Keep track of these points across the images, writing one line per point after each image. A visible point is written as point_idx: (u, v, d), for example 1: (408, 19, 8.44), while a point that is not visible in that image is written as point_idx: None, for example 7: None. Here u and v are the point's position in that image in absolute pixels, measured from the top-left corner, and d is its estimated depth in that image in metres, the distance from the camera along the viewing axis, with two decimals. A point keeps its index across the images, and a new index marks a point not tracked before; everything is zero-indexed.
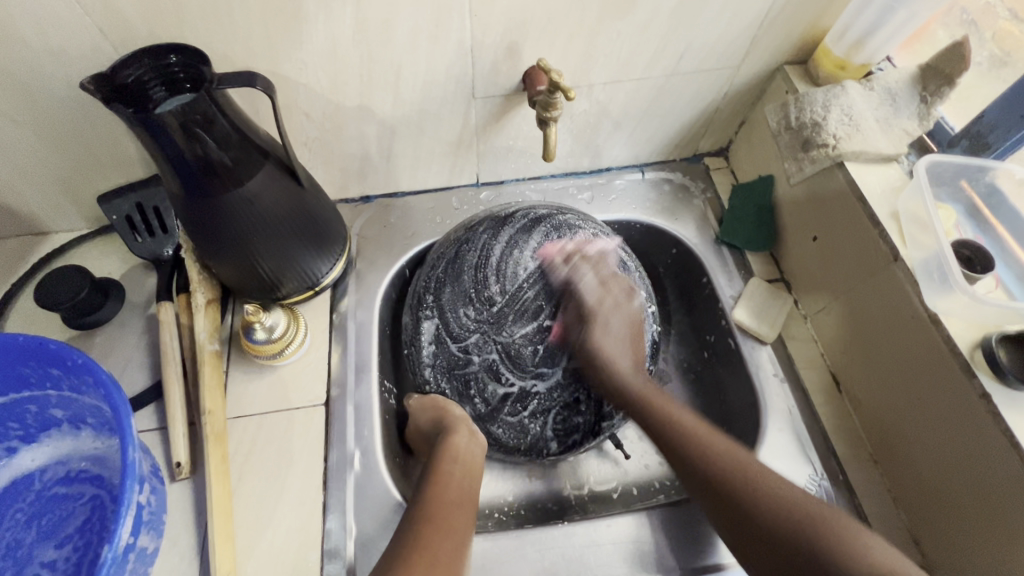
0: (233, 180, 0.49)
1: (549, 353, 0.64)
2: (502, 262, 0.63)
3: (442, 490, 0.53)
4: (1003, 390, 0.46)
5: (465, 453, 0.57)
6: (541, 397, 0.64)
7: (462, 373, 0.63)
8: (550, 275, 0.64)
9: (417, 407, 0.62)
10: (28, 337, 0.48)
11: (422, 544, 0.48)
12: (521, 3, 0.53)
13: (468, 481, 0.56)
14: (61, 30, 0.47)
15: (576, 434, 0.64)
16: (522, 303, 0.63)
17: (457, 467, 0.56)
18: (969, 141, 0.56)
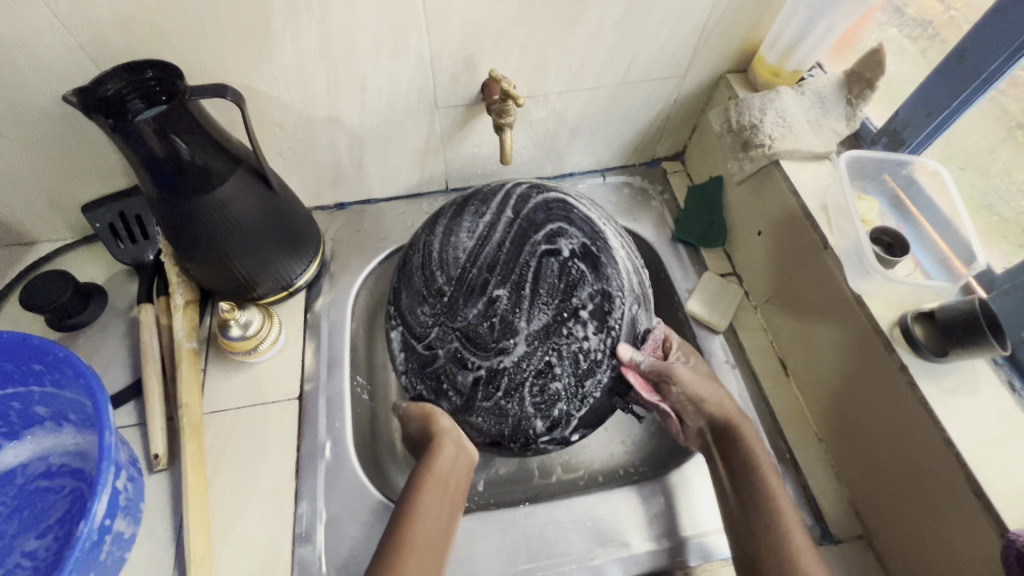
0: (207, 185, 0.53)
1: (504, 324, 0.56)
2: (442, 251, 0.59)
3: (410, 526, 0.51)
4: (918, 361, 0.50)
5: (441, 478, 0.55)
6: (507, 371, 0.56)
7: (432, 371, 0.59)
8: (487, 246, 0.58)
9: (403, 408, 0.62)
10: (12, 334, 0.51)
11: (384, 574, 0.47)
12: (473, 19, 0.58)
13: (436, 510, 0.54)
14: (45, 49, 0.51)
15: (560, 404, 0.56)
16: (468, 284, 0.57)
17: (431, 487, 0.55)
18: (889, 138, 0.62)
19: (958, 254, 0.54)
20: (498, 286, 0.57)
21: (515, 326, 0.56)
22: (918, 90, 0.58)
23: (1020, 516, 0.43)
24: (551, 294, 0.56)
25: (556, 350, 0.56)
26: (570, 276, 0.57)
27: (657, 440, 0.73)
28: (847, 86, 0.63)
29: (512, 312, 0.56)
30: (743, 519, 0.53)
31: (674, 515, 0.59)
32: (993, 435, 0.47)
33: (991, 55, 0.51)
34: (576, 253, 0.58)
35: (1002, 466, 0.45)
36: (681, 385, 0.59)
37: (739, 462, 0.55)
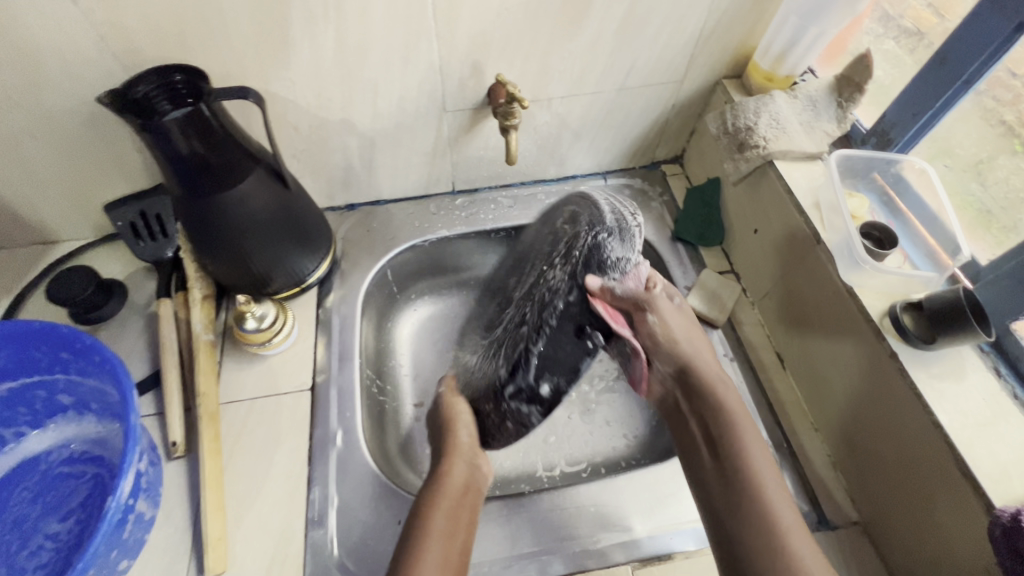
0: (227, 181, 0.56)
1: (509, 300, 0.69)
2: (492, 283, 0.79)
3: (424, 523, 0.48)
4: (907, 349, 0.53)
5: (456, 483, 0.53)
6: (503, 330, 0.66)
7: (464, 369, 0.71)
8: (514, 260, 0.75)
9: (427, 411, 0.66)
10: (42, 323, 0.54)
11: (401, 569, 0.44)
12: (481, 27, 0.61)
13: (451, 512, 0.50)
14: (78, 54, 0.54)
15: (524, 343, 0.61)
16: (499, 290, 0.75)
17: (449, 492, 0.52)
18: (877, 138, 0.66)
19: (945, 248, 0.57)
20: (515, 277, 0.71)
21: (514, 298, 0.68)
22: (903, 92, 0.61)
23: (1006, 493, 0.45)
24: (541, 258, 0.66)
25: (533, 299, 0.63)
26: (558, 236, 0.65)
27: (657, 434, 0.75)
28: (838, 90, 0.66)
29: (515, 289, 0.69)
30: (723, 497, 0.50)
31: (673, 502, 0.61)
32: (980, 418, 0.49)
33: (971, 58, 0.54)
34: (567, 218, 0.65)
35: (988, 448, 0.47)
36: (658, 315, 0.59)
37: (718, 431, 0.54)
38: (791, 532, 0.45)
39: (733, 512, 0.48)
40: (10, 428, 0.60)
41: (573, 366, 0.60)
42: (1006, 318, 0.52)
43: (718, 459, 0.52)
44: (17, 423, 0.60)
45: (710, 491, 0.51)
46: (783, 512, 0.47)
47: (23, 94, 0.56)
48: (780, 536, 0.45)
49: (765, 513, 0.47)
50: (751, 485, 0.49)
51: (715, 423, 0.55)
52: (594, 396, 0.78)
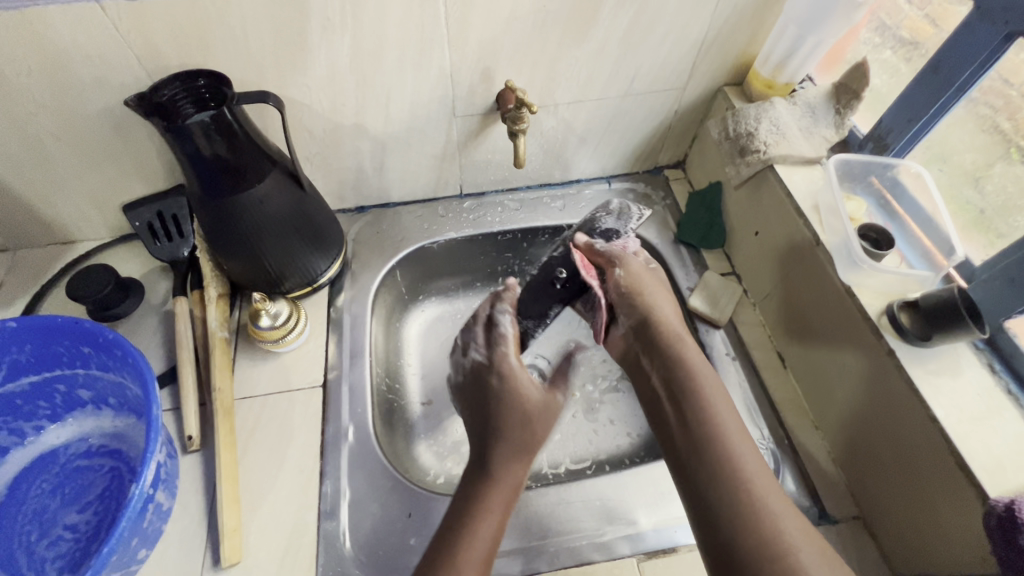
0: (246, 182, 0.58)
1: None
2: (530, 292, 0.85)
3: (467, 547, 0.46)
4: (904, 346, 0.54)
5: (507, 488, 0.50)
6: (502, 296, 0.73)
7: None
8: None
9: (491, 361, 0.58)
10: (66, 318, 0.56)
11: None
12: (491, 35, 0.63)
13: (496, 529, 0.48)
14: (105, 60, 0.56)
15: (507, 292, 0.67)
16: None
17: (500, 496, 0.49)
18: (874, 143, 0.68)
19: (940, 249, 0.59)
20: None
21: None
22: (899, 98, 0.64)
23: (1001, 484, 0.46)
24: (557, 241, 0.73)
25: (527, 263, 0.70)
26: None
27: None
28: (835, 98, 0.69)
29: None
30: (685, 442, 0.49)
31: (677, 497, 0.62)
32: (975, 411, 0.51)
33: (962, 65, 0.56)
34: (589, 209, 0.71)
35: (983, 441, 0.49)
36: (625, 268, 0.61)
37: (674, 377, 0.53)
38: (756, 480, 0.45)
39: (697, 458, 0.47)
40: (30, 422, 0.62)
41: (538, 312, 0.64)
42: (1001, 316, 0.53)
43: (680, 414, 0.51)
44: (37, 417, 0.62)
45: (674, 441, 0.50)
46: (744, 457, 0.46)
47: (51, 97, 0.58)
48: (752, 497, 0.44)
49: (730, 470, 0.46)
50: (716, 443, 0.47)
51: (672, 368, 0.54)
52: (598, 396, 0.80)
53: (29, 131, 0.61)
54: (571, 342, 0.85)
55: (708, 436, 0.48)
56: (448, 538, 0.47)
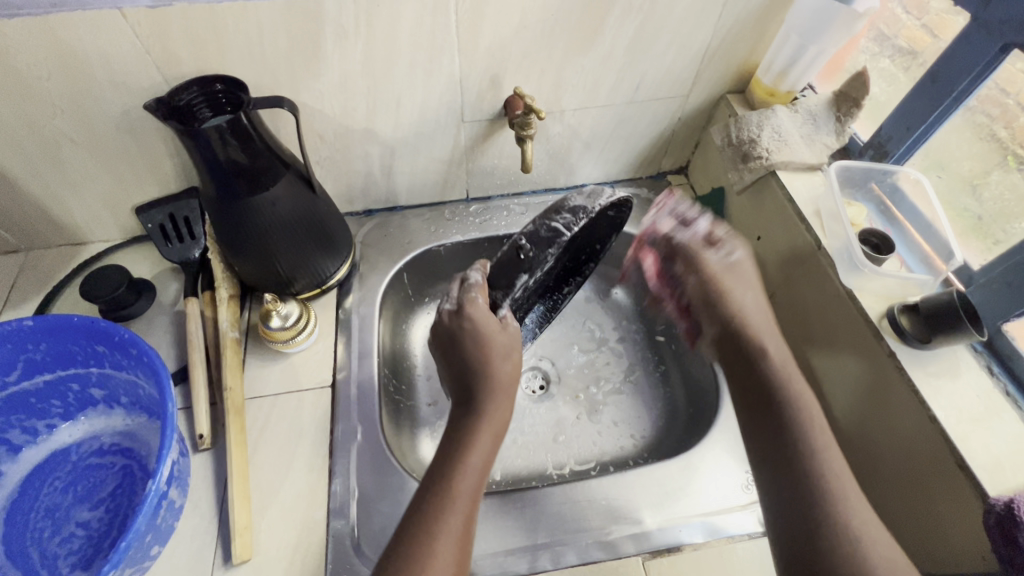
0: (260, 185, 0.59)
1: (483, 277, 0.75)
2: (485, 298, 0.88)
3: (459, 477, 0.49)
4: (904, 348, 0.56)
5: (495, 427, 0.54)
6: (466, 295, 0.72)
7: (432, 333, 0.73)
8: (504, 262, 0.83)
9: (461, 308, 0.59)
10: (82, 318, 0.57)
11: (427, 526, 0.45)
12: (500, 43, 0.65)
13: (483, 461, 0.51)
14: (124, 65, 0.57)
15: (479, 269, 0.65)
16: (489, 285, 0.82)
17: (489, 427, 0.53)
18: (874, 150, 0.70)
19: (939, 254, 0.60)
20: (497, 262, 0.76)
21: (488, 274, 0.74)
22: (898, 107, 0.65)
23: (1000, 484, 0.47)
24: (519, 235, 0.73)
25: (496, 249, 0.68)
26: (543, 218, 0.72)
27: (664, 433, 0.77)
28: (836, 106, 0.70)
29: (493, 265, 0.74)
30: (773, 438, 0.51)
31: (682, 497, 0.63)
32: (974, 412, 0.52)
33: (959, 75, 0.58)
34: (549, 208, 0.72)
35: (983, 441, 0.50)
36: (705, 274, 0.61)
37: (759, 374, 0.55)
38: (841, 476, 0.47)
39: (779, 451, 0.50)
40: (43, 420, 0.63)
41: (505, 282, 0.61)
42: (998, 319, 0.55)
43: (764, 408, 0.53)
44: (50, 415, 0.63)
45: (759, 435, 0.52)
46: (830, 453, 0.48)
47: (69, 100, 0.59)
48: (828, 484, 0.46)
49: (811, 462, 0.48)
50: (805, 437, 0.50)
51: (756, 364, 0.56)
52: (602, 398, 0.81)
53: (45, 133, 0.62)
54: (575, 345, 0.86)
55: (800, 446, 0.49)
56: (440, 468, 0.50)
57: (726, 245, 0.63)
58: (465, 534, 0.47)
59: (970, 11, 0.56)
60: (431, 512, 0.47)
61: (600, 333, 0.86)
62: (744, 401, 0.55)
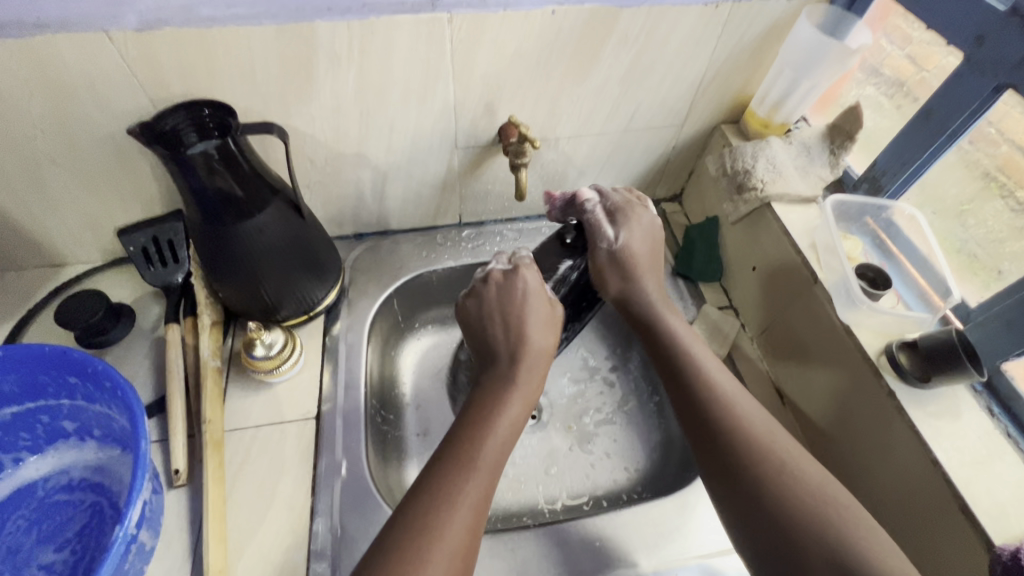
0: (247, 212, 0.57)
1: None
2: None
3: (478, 453, 0.49)
4: (903, 386, 0.55)
5: (521, 399, 0.54)
6: None
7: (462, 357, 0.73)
8: None
9: (515, 269, 0.61)
10: (54, 346, 0.54)
11: (445, 497, 0.46)
12: (495, 72, 0.64)
13: (506, 440, 0.52)
14: (108, 86, 0.55)
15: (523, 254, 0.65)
16: None
17: (518, 399, 0.54)
18: (868, 184, 0.70)
19: (936, 289, 0.60)
20: None
21: None
22: (893, 141, 0.65)
23: (1004, 531, 0.47)
24: None
25: None
26: None
27: (659, 467, 0.75)
28: (830, 138, 0.70)
29: None
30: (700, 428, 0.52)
31: (677, 536, 0.61)
32: (976, 455, 0.51)
33: (955, 113, 0.58)
34: None
35: (986, 486, 0.49)
36: (624, 235, 0.62)
37: (675, 353, 0.57)
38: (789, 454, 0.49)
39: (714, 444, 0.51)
40: (9, 454, 0.59)
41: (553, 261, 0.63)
42: (997, 358, 0.54)
43: (686, 398, 0.54)
44: (17, 449, 0.60)
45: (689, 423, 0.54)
46: (760, 428, 0.51)
47: (51, 122, 0.57)
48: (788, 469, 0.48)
49: (748, 441, 0.50)
50: (730, 424, 0.51)
51: (669, 337, 0.58)
52: (593, 427, 0.79)
53: (26, 155, 0.60)
54: (566, 374, 0.84)
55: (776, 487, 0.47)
56: (458, 444, 0.50)
57: (636, 214, 0.64)
58: (480, 509, 0.47)
59: (963, 50, 0.56)
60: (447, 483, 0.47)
61: (593, 361, 0.85)
62: (670, 383, 0.57)
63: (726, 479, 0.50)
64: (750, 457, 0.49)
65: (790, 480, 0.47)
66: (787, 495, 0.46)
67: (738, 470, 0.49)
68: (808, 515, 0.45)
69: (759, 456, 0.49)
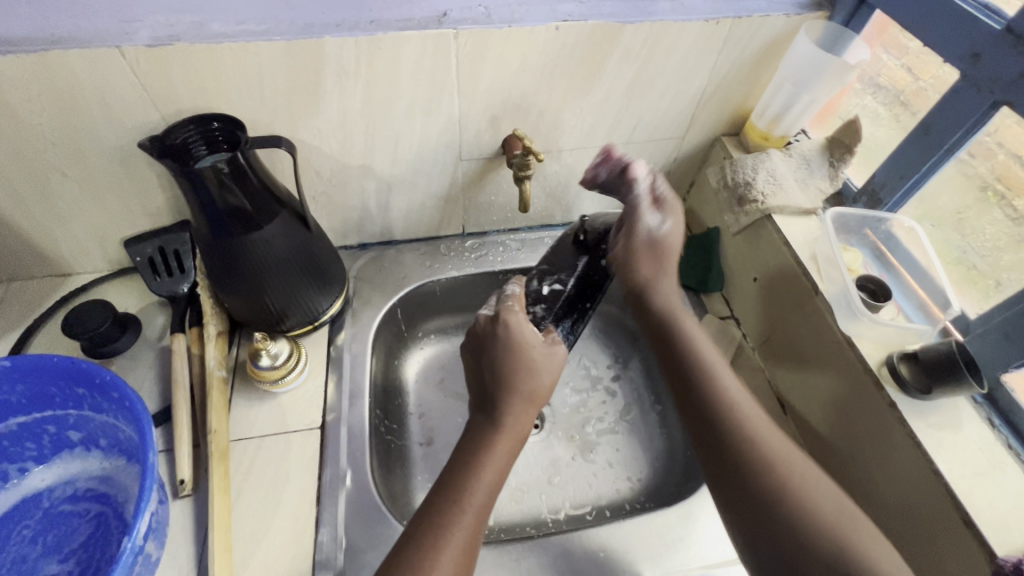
0: (254, 225, 0.58)
1: None
2: None
3: (466, 493, 0.49)
4: (903, 397, 0.55)
5: (510, 442, 0.53)
6: None
7: None
8: None
9: (498, 315, 0.61)
10: (62, 358, 0.54)
11: (428, 550, 0.45)
12: (500, 86, 0.65)
13: (494, 480, 0.51)
14: (119, 100, 0.56)
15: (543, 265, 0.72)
16: None
17: (506, 443, 0.53)
18: (868, 197, 0.71)
19: (935, 301, 0.61)
20: None
21: None
22: (892, 155, 0.67)
23: (1007, 542, 0.47)
24: None
25: None
26: None
27: (662, 477, 0.76)
28: (829, 151, 0.71)
29: None
30: (712, 441, 0.54)
31: (681, 547, 0.61)
32: (977, 466, 0.52)
33: (952, 128, 0.59)
34: None
35: (987, 497, 0.50)
36: (664, 224, 0.65)
37: (687, 365, 0.59)
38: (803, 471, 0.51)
39: (728, 458, 0.53)
40: (15, 464, 0.60)
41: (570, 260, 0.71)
42: (997, 370, 0.55)
43: (699, 411, 0.56)
44: (23, 459, 0.60)
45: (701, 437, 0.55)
46: (774, 441, 0.53)
47: (61, 135, 0.58)
48: (801, 485, 0.50)
49: (762, 454, 0.52)
50: (744, 436, 0.53)
51: (685, 343, 0.61)
52: (596, 437, 0.79)
53: (36, 167, 0.61)
54: (568, 384, 0.84)
55: (810, 524, 0.47)
56: (449, 483, 0.50)
57: (675, 204, 0.66)
58: (469, 549, 0.47)
59: (959, 67, 0.57)
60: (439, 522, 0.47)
61: (595, 371, 0.86)
62: (681, 392, 0.59)
63: (739, 492, 0.51)
64: (764, 474, 0.51)
65: (802, 498, 0.49)
66: (815, 529, 0.47)
67: (750, 485, 0.51)
68: (824, 534, 0.47)
69: (772, 471, 0.51)
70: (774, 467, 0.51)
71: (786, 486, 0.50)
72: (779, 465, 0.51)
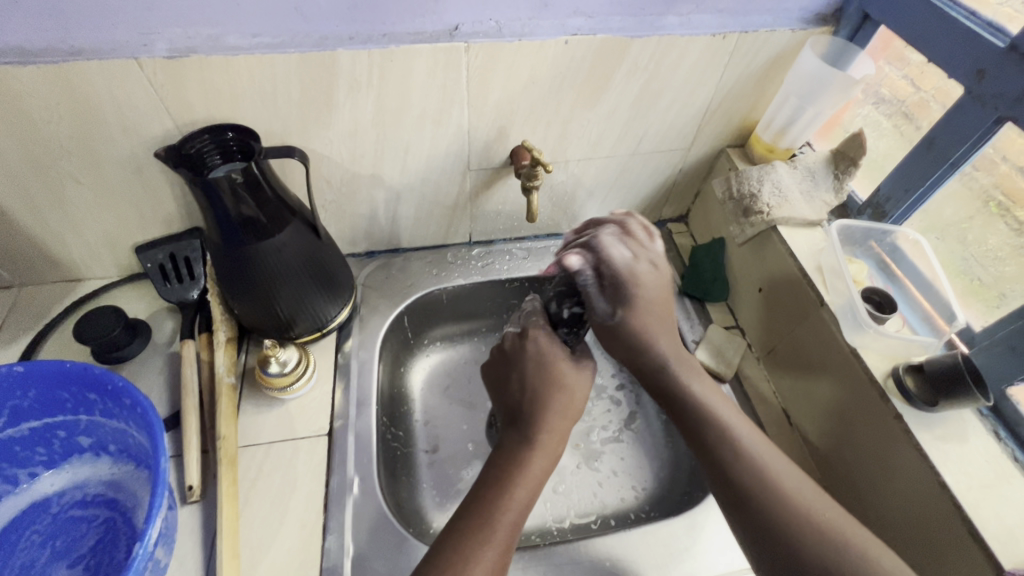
0: (267, 233, 0.59)
1: None
2: None
3: (497, 514, 0.49)
4: (910, 410, 0.56)
5: (546, 460, 0.54)
6: None
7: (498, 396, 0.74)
8: None
9: (525, 330, 0.61)
10: (75, 363, 0.55)
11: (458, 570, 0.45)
12: (509, 99, 0.66)
13: (527, 499, 0.51)
14: (135, 110, 0.57)
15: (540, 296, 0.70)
16: None
17: (540, 461, 0.53)
18: (873, 210, 0.72)
19: (940, 313, 0.62)
20: None
21: None
22: (897, 167, 0.67)
23: (1015, 555, 0.47)
24: None
25: None
26: None
27: (667, 486, 0.76)
28: (834, 164, 0.72)
29: None
30: (734, 497, 0.51)
31: (687, 557, 0.61)
32: (984, 478, 0.52)
33: (957, 142, 0.60)
34: None
35: (994, 509, 0.50)
36: (626, 312, 0.56)
37: (698, 421, 0.55)
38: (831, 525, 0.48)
39: (754, 514, 0.50)
40: (25, 469, 0.60)
41: None
42: (1003, 383, 0.55)
43: (715, 466, 0.53)
44: (33, 463, 0.60)
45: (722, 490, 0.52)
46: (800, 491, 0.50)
47: (77, 143, 0.59)
48: (830, 537, 0.47)
49: (786, 508, 0.49)
50: (764, 490, 0.50)
51: (693, 402, 0.56)
52: (600, 445, 0.80)
53: (51, 174, 0.61)
54: None
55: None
56: (484, 500, 0.51)
57: (636, 280, 0.56)
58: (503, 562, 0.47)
59: (964, 83, 0.58)
60: (469, 538, 0.48)
61: (600, 380, 0.86)
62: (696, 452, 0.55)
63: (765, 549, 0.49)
64: (789, 531, 0.48)
65: (830, 553, 0.46)
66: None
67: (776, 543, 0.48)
68: None
69: (795, 529, 0.48)
70: (801, 518, 0.48)
71: (815, 539, 0.47)
72: (802, 512, 0.48)
